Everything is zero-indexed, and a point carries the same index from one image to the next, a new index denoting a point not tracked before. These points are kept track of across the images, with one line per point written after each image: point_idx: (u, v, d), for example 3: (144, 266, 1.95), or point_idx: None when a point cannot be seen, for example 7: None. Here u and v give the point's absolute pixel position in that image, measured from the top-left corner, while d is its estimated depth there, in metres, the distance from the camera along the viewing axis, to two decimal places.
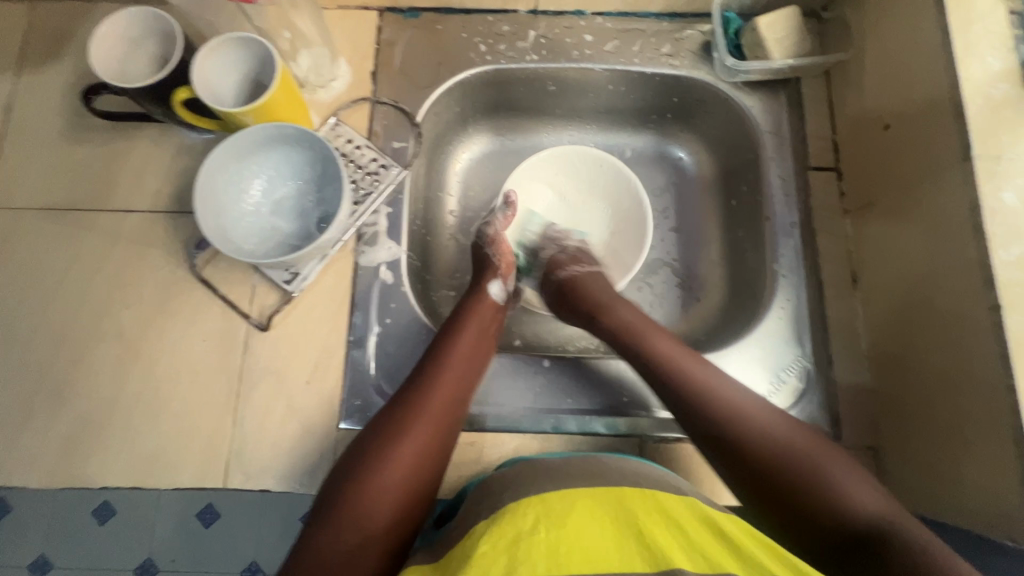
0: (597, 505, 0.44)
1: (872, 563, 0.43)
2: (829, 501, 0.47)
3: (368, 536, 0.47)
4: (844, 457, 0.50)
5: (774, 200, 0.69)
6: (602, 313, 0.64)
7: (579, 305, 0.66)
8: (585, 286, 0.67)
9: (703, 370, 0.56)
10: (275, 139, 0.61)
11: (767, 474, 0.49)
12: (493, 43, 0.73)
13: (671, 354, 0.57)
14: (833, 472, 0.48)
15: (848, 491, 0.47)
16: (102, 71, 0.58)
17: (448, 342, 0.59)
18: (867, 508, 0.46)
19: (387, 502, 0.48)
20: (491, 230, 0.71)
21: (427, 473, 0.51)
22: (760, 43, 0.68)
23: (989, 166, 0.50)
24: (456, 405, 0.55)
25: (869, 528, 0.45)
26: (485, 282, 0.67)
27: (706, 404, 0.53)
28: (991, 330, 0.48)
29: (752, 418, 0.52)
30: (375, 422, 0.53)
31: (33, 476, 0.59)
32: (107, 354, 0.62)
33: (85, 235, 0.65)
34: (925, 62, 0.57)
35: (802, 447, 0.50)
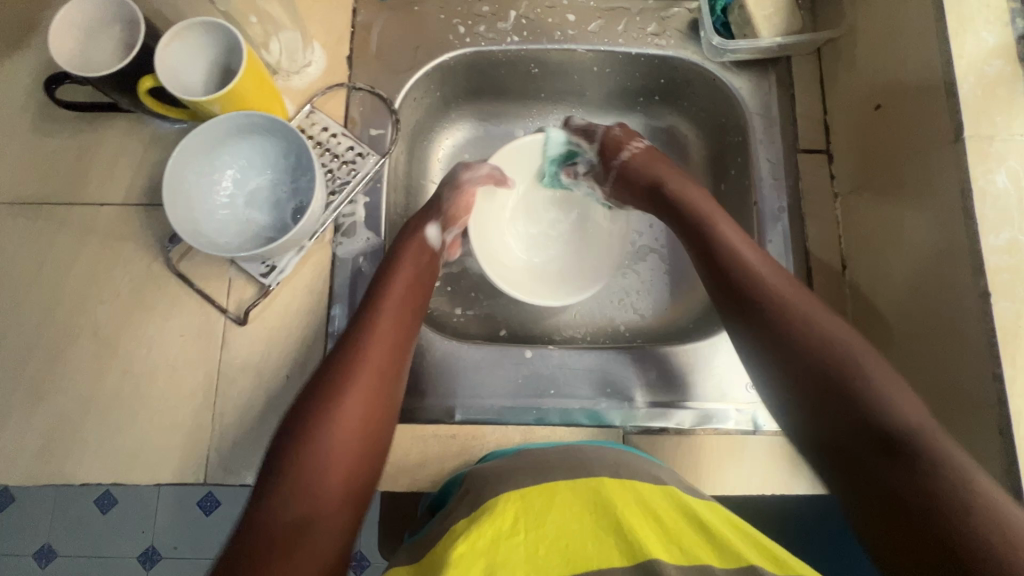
0: (575, 500, 0.43)
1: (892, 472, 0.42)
2: (856, 397, 0.45)
3: (318, 496, 0.45)
4: (882, 359, 0.47)
5: (762, 184, 0.67)
6: (665, 179, 0.65)
7: (640, 182, 0.67)
8: (645, 161, 0.68)
9: (758, 259, 0.55)
10: (246, 129, 0.59)
11: (799, 352, 0.49)
12: (473, 24, 0.71)
13: (734, 247, 0.56)
14: (869, 368, 0.46)
15: (883, 396, 0.45)
16: (63, 60, 0.56)
17: (379, 296, 0.57)
18: (899, 416, 0.44)
19: (331, 464, 0.46)
20: (462, 176, 0.69)
21: (368, 430, 0.50)
22: (749, 21, 0.65)
23: (981, 147, 0.49)
24: (390, 360, 0.54)
25: (890, 433, 0.43)
26: (423, 223, 0.65)
27: (761, 282, 0.53)
28: (979, 317, 0.47)
29: (798, 315, 0.50)
30: (311, 386, 0.50)
31: (11, 475, 0.59)
32: (83, 352, 0.61)
33: (57, 230, 0.64)
34: (917, 38, 0.54)
35: (836, 343, 0.48)
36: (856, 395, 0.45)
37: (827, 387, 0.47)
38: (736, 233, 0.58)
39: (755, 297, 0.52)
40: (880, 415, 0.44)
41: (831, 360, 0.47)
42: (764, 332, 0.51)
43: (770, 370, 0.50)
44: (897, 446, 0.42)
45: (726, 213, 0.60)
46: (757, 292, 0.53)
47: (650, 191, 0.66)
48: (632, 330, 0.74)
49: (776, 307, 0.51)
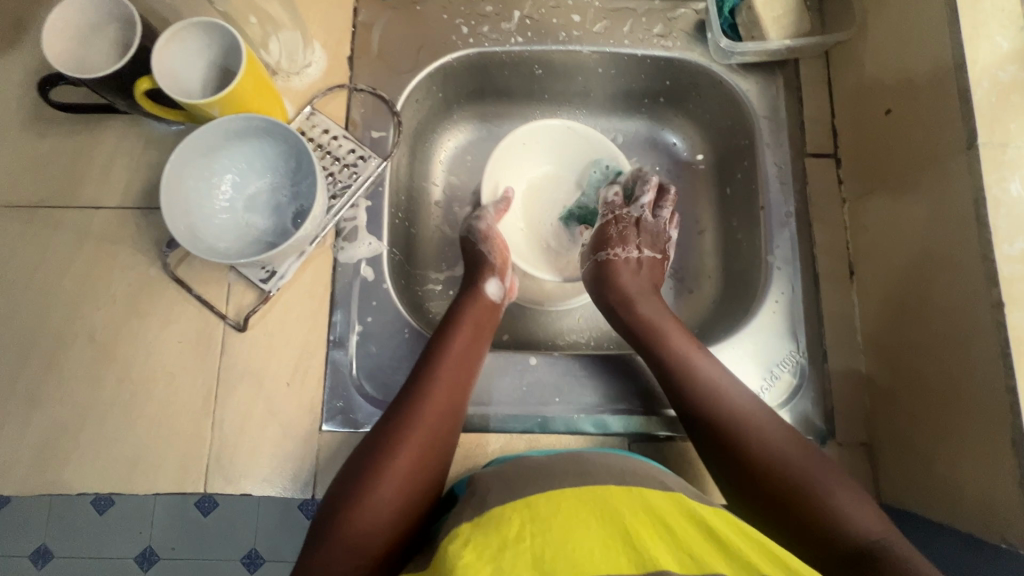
0: (583, 507, 0.42)
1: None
2: (818, 515, 0.46)
3: (362, 559, 0.45)
4: (842, 475, 0.49)
5: (769, 188, 0.66)
6: (636, 304, 0.63)
7: (605, 290, 0.65)
8: (625, 270, 0.66)
9: (718, 374, 0.56)
10: (245, 132, 0.58)
11: (757, 482, 0.49)
12: (476, 25, 0.70)
13: (691, 360, 0.57)
14: (827, 485, 0.48)
15: (843, 510, 0.46)
16: (58, 61, 0.55)
17: (438, 355, 0.56)
18: (864, 530, 0.45)
19: (377, 526, 0.46)
20: (483, 225, 0.69)
21: (419, 493, 0.49)
22: (757, 22, 0.64)
23: (995, 155, 0.48)
24: (448, 421, 0.53)
25: (862, 548, 0.44)
26: (481, 280, 0.65)
27: (716, 415, 0.53)
28: (991, 328, 0.46)
29: (756, 427, 0.52)
30: (367, 443, 0.51)
31: (6, 483, 0.58)
32: (80, 358, 0.60)
33: (52, 233, 0.63)
34: (929, 42, 0.54)
35: (802, 461, 0.50)
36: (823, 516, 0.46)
37: (786, 503, 0.48)
38: (685, 338, 0.59)
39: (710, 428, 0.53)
40: (849, 530, 0.45)
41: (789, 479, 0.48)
42: (727, 464, 0.51)
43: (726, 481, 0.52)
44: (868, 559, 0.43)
45: (677, 320, 0.62)
46: (726, 410, 0.53)
47: (611, 308, 0.64)
48: None
49: (743, 445, 0.51)
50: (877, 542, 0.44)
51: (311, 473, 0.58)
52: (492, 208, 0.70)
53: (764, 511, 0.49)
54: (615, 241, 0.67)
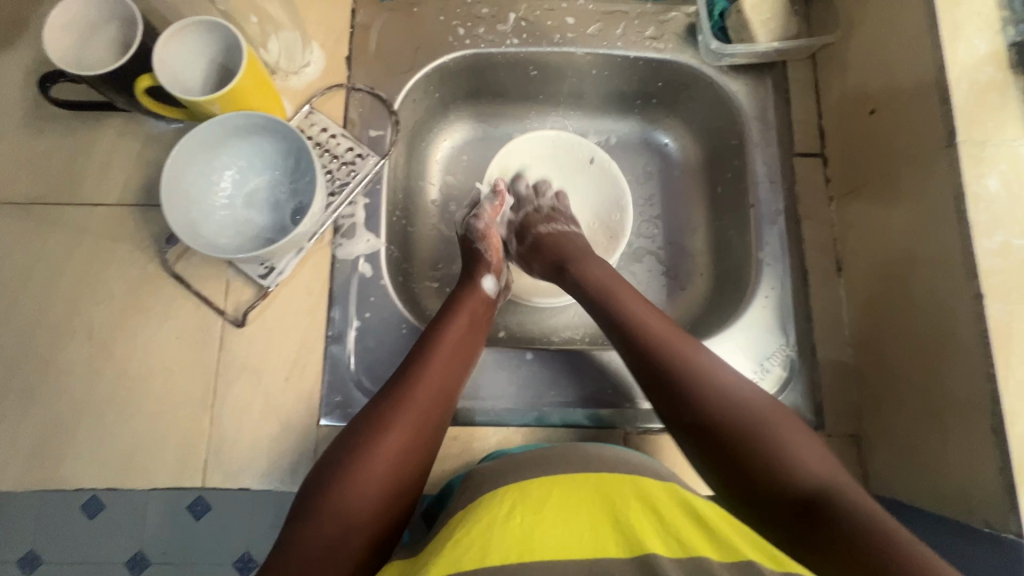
0: (574, 493, 0.43)
1: (809, 530, 0.42)
2: (765, 463, 0.45)
3: (348, 535, 0.45)
4: (800, 424, 0.48)
5: (758, 187, 0.68)
6: (585, 269, 0.63)
7: (552, 254, 0.66)
8: (559, 240, 0.68)
9: (688, 346, 0.53)
10: (247, 129, 0.59)
11: (709, 432, 0.48)
12: (472, 26, 0.71)
13: (654, 330, 0.55)
14: (782, 436, 0.46)
15: (794, 457, 0.45)
16: (58, 57, 0.55)
17: (433, 342, 0.57)
18: (811, 474, 0.44)
19: (368, 496, 0.47)
20: (481, 222, 0.69)
21: (409, 472, 0.50)
22: (746, 25, 0.66)
23: (974, 152, 0.50)
24: (442, 405, 0.54)
25: (815, 493, 0.43)
26: (477, 276, 0.66)
27: (682, 369, 0.51)
28: (972, 319, 0.48)
29: (712, 381, 0.50)
30: (358, 421, 0.51)
31: (3, 479, 0.58)
32: (78, 353, 0.60)
33: (50, 229, 0.63)
34: (910, 45, 0.56)
35: (761, 413, 0.48)
36: (770, 461, 0.45)
37: (732, 453, 0.46)
38: (652, 311, 0.57)
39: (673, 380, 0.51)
40: (800, 480, 0.44)
41: (740, 430, 0.47)
42: (685, 420, 0.49)
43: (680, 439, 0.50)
44: (816, 509, 0.42)
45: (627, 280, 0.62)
46: (682, 367, 0.51)
47: (558, 268, 0.65)
48: None
49: (701, 401, 0.49)
50: (830, 488, 0.43)
51: (309, 467, 0.59)
52: (487, 205, 0.71)
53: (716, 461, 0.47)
54: (538, 219, 0.70)
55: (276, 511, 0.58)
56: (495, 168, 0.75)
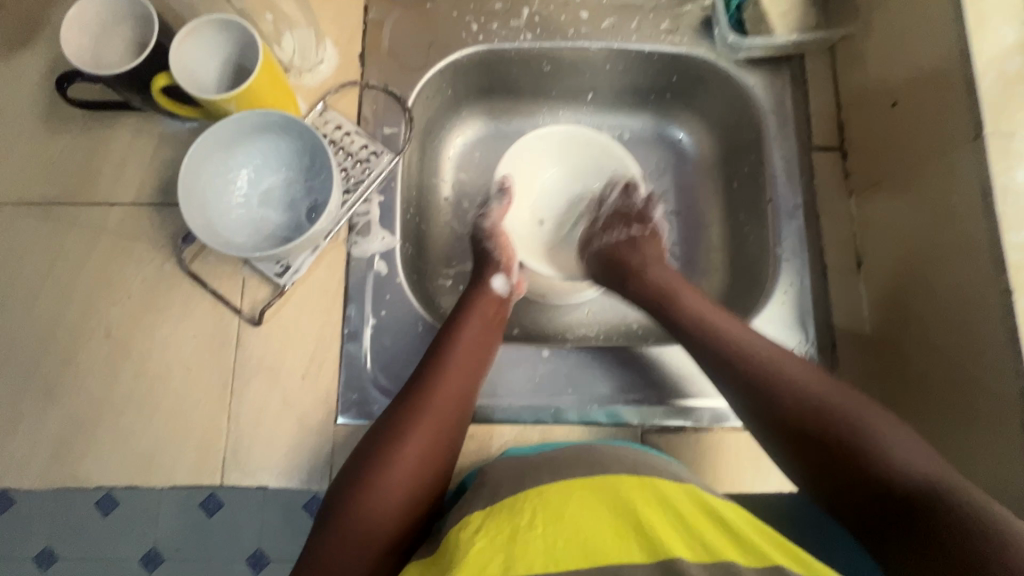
0: (594, 497, 0.43)
1: (913, 526, 0.41)
2: (872, 463, 0.44)
3: (371, 544, 0.46)
4: (892, 417, 0.47)
5: (776, 182, 0.67)
6: (646, 270, 0.65)
7: (617, 262, 0.67)
8: (626, 247, 0.68)
9: (765, 342, 0.53)
10: (262, 128, 0.58)
11: (810, 431, 0.47)
12: (485, 22, 0.71)
13: (734, 334, 0.54)
14: (882, 434, 0.45)
15: (898, 452, 0.44)
16: (75, 58, 0.55)
17: (448, 345, 0.57)
18: (914, 471, 0.43)
19: (388, 504, 0.47)
20: (489, 223, 0.69)
21: (431, 476, 0.50)
22: (763, 18, 0.65)
23: (1001, 144, 0.49)
24: (459, 407, 0.54)
25: (919, 489, 0.42)
26: (487, 276, 0.66)
27: (772, 369, 0.51)
28: (1001, 315, 0.47)
29: (796, 377, 0.50)
30: (377, 428, 0.52)
31: (26, 477, 0.58)
32: (96, 353, 0.61)
33: (67, 229, 0.63)
34: (934, 35, 0.54)
35: (855, 408, 0.47)
36: (876, 455, 0.44)
37: (849, 454, 0.45)
38: (730, 319, 0.57)
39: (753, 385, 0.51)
40: (904, 477, 0.43)
41: (839, 423, 0.47)
42: (774, 416, 0.49)
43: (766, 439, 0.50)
44: (922, 504, 0.41)
45: (690, 284, 0.63)
46: (772, 368, 0.51)
47: (622, 280, 0.66)
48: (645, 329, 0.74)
49: (794, 403, 0.49)
50: (937, 483, 0.42)
51: (326, 465, 0.59)
52: (495, 203, 0.71)
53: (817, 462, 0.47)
54: (601, 230, 0.71)
55: (296, 509, 0.58)
56: (504, 164, 0.72)
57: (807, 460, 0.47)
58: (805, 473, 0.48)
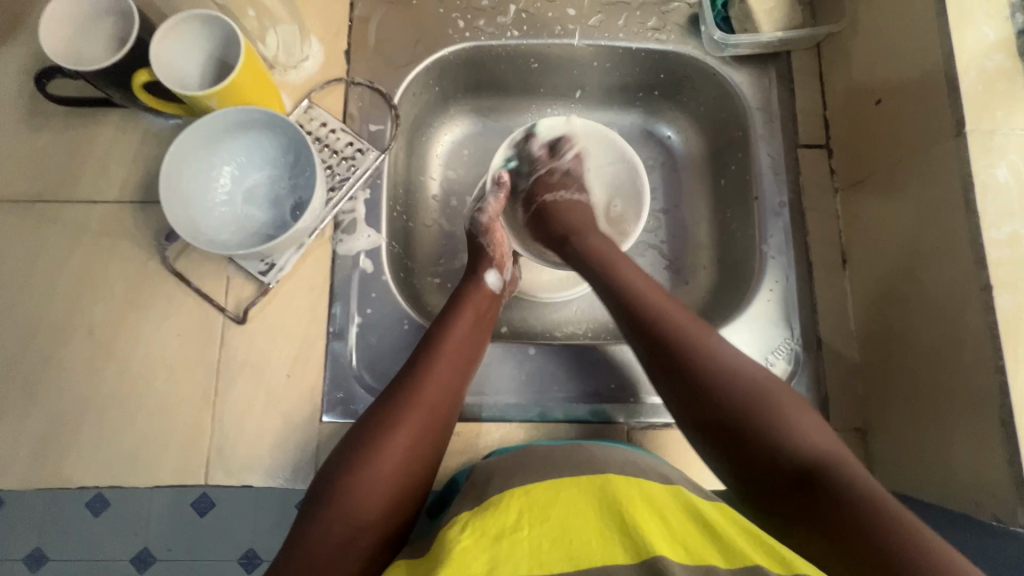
0: (581, 498, 0.43)
1: (800, 496, 0.42)
2: (766, 435, 0.45)
3: (356, 537, 0.46)
4: (802, 403, 0.47)
5: (763, 179, 0.67)
6: (583, 234, 0.63)
7: (553, 227, 0.66)
8: (565, 208, 0.67)
9: (691, 320, 0.52)
10: (245, 124, 0.58)
11: (724, 412, 0.47)
12: (472, 18, 0.70)
13: (661, 306, 0.53)
14: (786, 412, 0.46)
15: (786, 426, 0.45)
16: (55, 54, 0.55)
17: (442, 337, 0.57)
18: (801, 446, 0.44)
19: (375, 500, 0.47)
20: (484, 218, 0.67)
21: (418, 469, 0.50)
22: (750, 15, 0.65)
23: (983, 141, 0.49)
24: (450, 400, 0.54)
25: (807, 464, 0.43)
26: (480, 271, 0.65)
27: (682, 344, 0.50)
28: (981, 311, 0.47)
29: (716, 356, 0.49)
30: (366, 420, 0.51)
31: (8, 477, 0.58)
32: (79, 352, 0.60)
33: (49, 227, 0.62)
34: (917, 33, 0.55)
35: (752, 385, 0.47)
36: (773, 428, 0.45)
37: (748, 435, 0.45)
38: (660, 293, 0.55)
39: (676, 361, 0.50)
40: (796, 449, 0.44)
41: (749, 396, 0.47)
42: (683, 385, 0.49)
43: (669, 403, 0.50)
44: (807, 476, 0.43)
45: (624, 253, 0.60)
46: (694, 344, 0.50)
47: (564, 239, 0.64)
48: None
49: (706, 384, 0.48)
50: (828, 466, 0.43)
51: (311, 464, 0.59)
52: (490, 197, 0.69)
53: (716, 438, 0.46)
54: (552, 185, 0.70)
55: (282, 507, 0.58)
56: (497, 163, 0.72)
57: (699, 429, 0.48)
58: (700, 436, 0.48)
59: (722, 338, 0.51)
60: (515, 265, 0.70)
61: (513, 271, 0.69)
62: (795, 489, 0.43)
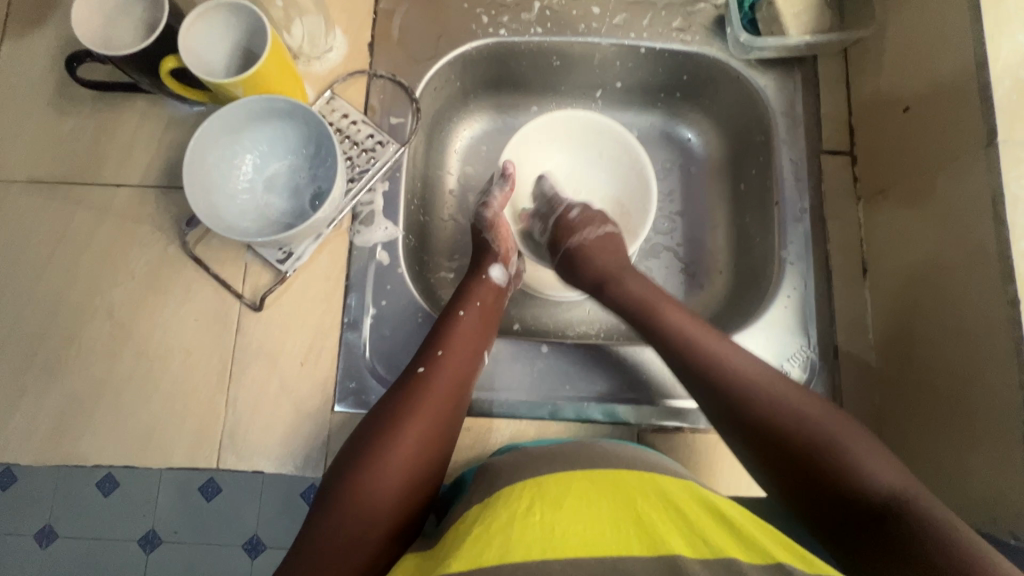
0: (594, 487, 0.43)
1: (870, 538, 0.41)
2: (843, 476, 0.44)
3: (366, 529, 0.46)
4: (869, 436, 0.46)
5: (784, 185, 0.66)
6: (624, 281, 0.62)
7: (591, 270, 0.65)
8: (599, 249, 0.66)
9: (732, 352, 0.53)
10: (269, 113, 0.58)
11: (788, 448, 0.46)
12: (496, 14, 0.70)
13: (713, 348, 0.53)
14: (854, 447, 0.45)
15: (862, 466, 0.44)
16: (84, 38, 0.55)
17: (445, 333, 0.57)
18: (882, 486, 0.43)
19: (384, 491, 0.47)
20: (489, 212, 0.68)
21: (423, 469, 0.50)
22: (777, 18, 0.65)
23: (1014, 151, 0.48)
24: (455, 397, 0.54)
25: (881, 503, 0.42)
26: (484, 265, 0.65)
27: (722, 380, 0.51)
28: (1007, 325, 0.46)
29: (773, 390, 0.49)
30: (373, 415, 0.52)
31: (27, 452, 0.59)
32: (98, 332, 0.61)
33: (74, 209, 0.63)
34: (950, 39, 0.54)
35: (822, 422, 0.47)
36: (843, 466, 0.44)
37: (812, 464, 0.45)
38: (707, 332, 0.55)
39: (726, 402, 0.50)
40: (868, 490, 0.43)
41: (809, 437, 0.46)
42: (739, 421, 0.49)
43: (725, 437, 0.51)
44: (882, 519, 0.41)
45: (666, 294, 0.60)
46: (742, 382, 0.50)
47: (598, 286, 0.63)
48: None
49: (758, 422, 0.48)
50: (901, 498, 0.42)
51: (321, 452, 0.59)
52: (496, 190, 0.69)
53: (781, 473, 0.46)
54: (576, 227, 0.68)
55: (290, 496, 0.58)
56: (506, 151, 0.72)
57: (762, 460, 0.48)
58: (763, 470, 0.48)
59: (782, 372, 0.51)
60: (520, 260, 0.70)
61: (518, 269, 0.68)
62: (864, 517, 0.42)
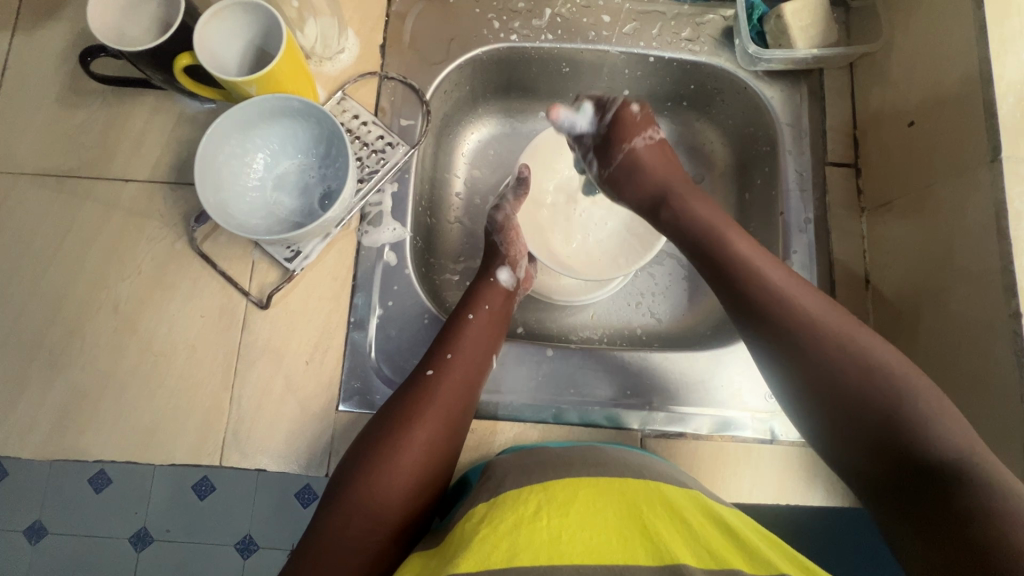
0: (600, 495, 0.43)
1: (926, 495, 0.42)
2: (906, 430, 0.44)
3: (373, 529, 0.46)
4: (939, 394, 0.45)
5: (789, 196, 0.67)
6: (685, 204, 0.59)
7: (643, 188, 0.63)
8: (647, 165, 0.64)
9: (801, 292, 0.51)
10: (281, 112, 0.59)
11: (851, 397, 0.46)
12: (507, 20, 0.71)
13: (778, 281, 0.51)
14: (925, 405, 0.44)
15: (929, 422, 0.43)
16: (99, 32, 0.56)
17: (455, 334, 0.58)
18: (946, 445, 0.42)
19: (391, 493, 0.48)
20: (501, 215, 0.69)
21: (430, 470, 0.50)
22: (785, 31, 0.66)
23: (1017, 168, 0.49)
24: (464, 397, 0.54)
25: (939, 462, 0.42)
26: (492, 268, 0.66)
27: (786, 318, 0.50)
28: (1010, 337, 0.47)
29: (840, 336, 0.48)
30: (381, 414, 0.52)
31: (27, 446, 0.58)
32: (103, 327, 0.61)
33: (81, 203, 0.63)
34: (956, 56, 0.55)
35: (891, 376, 0.46)
36: (907, 421, 0.44)
37: (876, 414, 0.45)
38: (772, 264, 0.53)
39: (789, 341, 0.49)
40: (931, 447, 0.42)
41: (876, 387, 0.45)
42: (803, 365, 0.48)
43: (788, 377, 0.49)
44: (941, 479, 0.41)
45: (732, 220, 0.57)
46: (810, 322, 0.49)
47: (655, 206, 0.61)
48: (648, 334, 0.74)
49: (824, 366, 0.47)
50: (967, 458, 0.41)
51: (324, 451, 0.59)
52: (510, 196, 0.70)
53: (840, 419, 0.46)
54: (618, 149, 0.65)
55: None
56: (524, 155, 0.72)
57: (820, 409, 0.47)
58: (821, 419, 0.48)
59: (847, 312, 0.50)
60: (530, 265, 0.70)
61: (527, 272, 0.68)
62: (923, 474, 0.42)
